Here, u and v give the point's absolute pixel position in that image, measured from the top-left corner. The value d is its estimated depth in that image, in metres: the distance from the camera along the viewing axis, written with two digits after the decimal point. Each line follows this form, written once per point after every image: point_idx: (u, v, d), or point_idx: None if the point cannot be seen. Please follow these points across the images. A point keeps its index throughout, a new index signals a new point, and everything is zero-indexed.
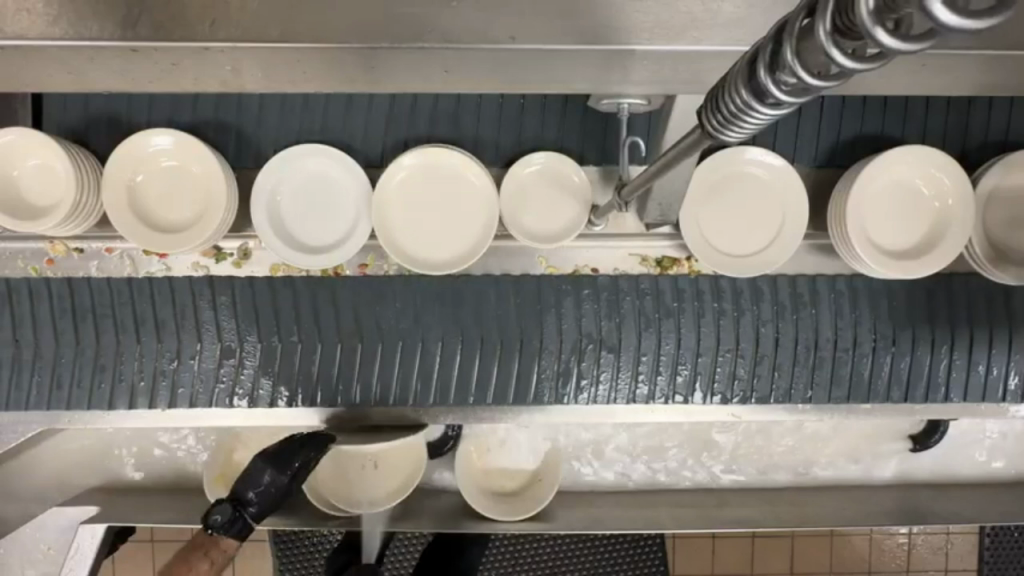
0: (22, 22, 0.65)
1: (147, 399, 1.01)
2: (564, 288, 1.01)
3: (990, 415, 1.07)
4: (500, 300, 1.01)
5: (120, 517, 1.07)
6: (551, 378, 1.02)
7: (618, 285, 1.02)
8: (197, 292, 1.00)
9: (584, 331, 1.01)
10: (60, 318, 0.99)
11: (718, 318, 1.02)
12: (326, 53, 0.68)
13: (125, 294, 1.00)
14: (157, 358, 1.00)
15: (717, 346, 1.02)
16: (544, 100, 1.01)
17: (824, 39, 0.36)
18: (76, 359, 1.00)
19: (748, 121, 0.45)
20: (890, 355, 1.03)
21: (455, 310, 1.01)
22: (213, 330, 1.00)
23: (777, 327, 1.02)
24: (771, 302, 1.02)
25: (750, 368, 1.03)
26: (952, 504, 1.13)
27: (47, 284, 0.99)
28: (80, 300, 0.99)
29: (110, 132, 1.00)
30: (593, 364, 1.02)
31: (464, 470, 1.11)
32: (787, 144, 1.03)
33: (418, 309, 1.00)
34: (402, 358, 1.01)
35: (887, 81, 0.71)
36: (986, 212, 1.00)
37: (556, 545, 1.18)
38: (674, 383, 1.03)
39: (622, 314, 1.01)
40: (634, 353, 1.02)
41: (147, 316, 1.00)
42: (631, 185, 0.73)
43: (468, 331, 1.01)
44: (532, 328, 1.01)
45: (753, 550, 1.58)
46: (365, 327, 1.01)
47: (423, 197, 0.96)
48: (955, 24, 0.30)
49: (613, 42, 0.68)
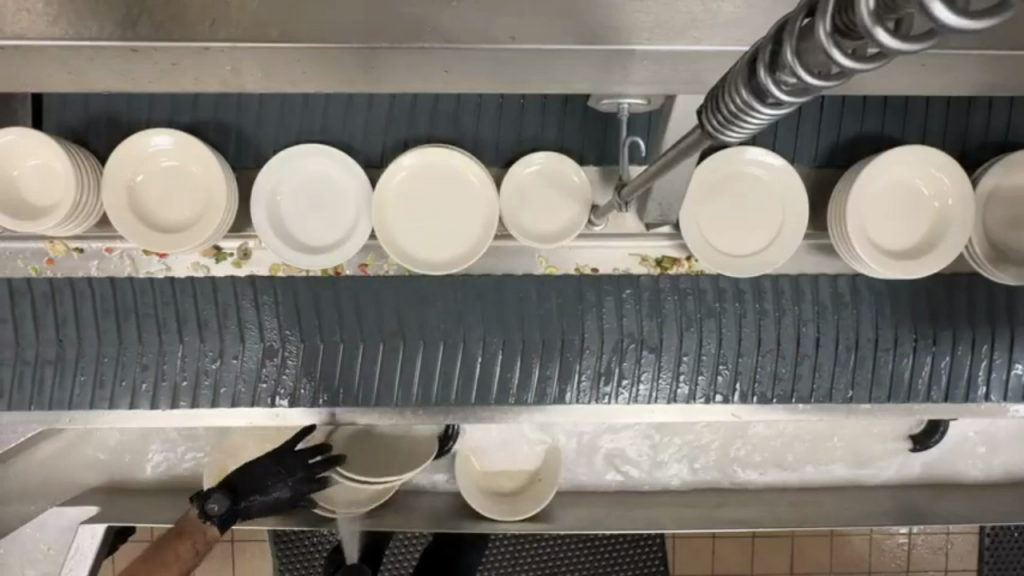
0: (21, 22, 0.65)
1: (190, 399, 1.00)
2: (606, 287, 1.01)
3: (989, 414, 1.06)
4: (543, 299, 1.00)
5: (120, 517, 1.07)
6: (593, 378, 1.02)
7: (659, 286, 1.01)
8: (240, 292, 0.99)
9: (626, 331, 1.00)
10: (103, 317, 0.99)
11: (761, 318, 1.01)
12: (326, 53, 0.68)
13: (168, 293, 0.99)
14: (199, 358, 1.00)
15: (760, 345, 1.01)
16: (545, 100, 1.01)
17: (825, 39, 0.36)
18: (120, 360, 0.99)
19: (748, 121, 0.45)
20: (930, 355, 1.03)
21: (498, 311, 1.00)
22: (256, 330, 0.99)
23: (818, 327, 1.02)
24: (812, 303, 1.02)
25: (793, 368, 1.02)
26: (952, 505, 1.14)
27: (90, 284, 0.99)
28: (125, 299, 0.99)
29: (110, 132, 1.00)
30: (634, 364, 1.01)
31: (463, 470, 1.12)
32: (787, 145, 1.03)
33: (460, 308, 1.00)
34: (443, 358, 1.00)
35: (887, 81, 0.71)
36: (986, 212, 1.00)
37: (557, 545, 1.17)
38: (715, 383, 1.02)
39: (664, 314, 1.01)
40: (676, 354, 1.01)
41: (189, 315, 0.99)
42: (632, 185, 0.72)
43: (511, 332, 1.00)
44: (574, 328, 1.00)
45: (753, 550, 1.58)
46: (407, 328, 1.00)
47: (422, 197, 0.95)
48: (959, 25, 0.30)
49: (613, 42, 0.67)
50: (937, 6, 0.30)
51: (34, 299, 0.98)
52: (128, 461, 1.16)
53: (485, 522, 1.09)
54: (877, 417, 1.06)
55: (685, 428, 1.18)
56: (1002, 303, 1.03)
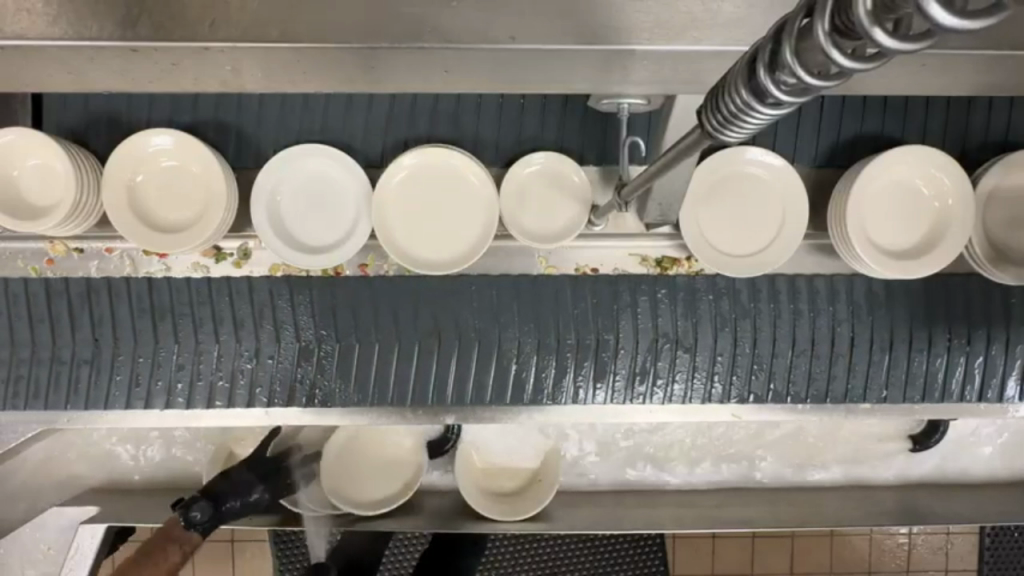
0: (22, 22, 0.65)
1: (226, 399, 1.01)
2: (640, 287, 1.01)
3: (989, 415, 1.06)
4: (579, 299, 1.01)
5: (121, 517, 1.07)
6: (628, 378, 1.02)
7: (695, 285, 1.01)
8: (277, 293, 0.99)
9: (660, 330, 1.01)
10: (139, 317, 0.99)
11: (794, 318, 1.02)
12: (327, 54, 0.68)
13: (205, 293, 0.99)
14: (235, 358, 1.00)
15: (794, 345, 1.02)
16: (545, 100, 1.01)
17: (823, 38, 0.36)
18: (156, 360, 1.00)
19: (748, 121, 0.45)
20: (965, 354, 1.04)
21: (535, 311, 1.01)
22: (292, 329, 1.00)
23: (852, 327, 1.02)
24: (847, 303, 1.02)
25: (827, 369, 1.03)
26: (952, 505, 1.14)
27: (126, 284, 0.99)
28: (162, 298, 0.99)
29: (110, 132, 1.00)
30: (669, 364, 1.02)
31: (463, 470, 1.11)
32: (787, 145, 1.03)
33: (496, 309, 1.00)
34: (479, 359, 1.01)
35: (887, 81, 0.72)
36: (986, 213, 1.00)
37: (557, 545, 1.17)
38: (749, 383, 1.03)
39: (699, 314, 1.01)
40: (711, 354, 1.01)
41: (226, 316, 1.00)
42: (631, 185, 0.72)
43: (547, 332, 1.00)
44: (609, 328, 1.01)
45: (753, 550, 1.58)
46: (444, 327, 1.00)
47: (421, 197, 0.95)
48: (957, 25, 0.30)
49: (613, 42, 0.67)
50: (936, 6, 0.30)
51: (71, 299, 0.99)
52: (128, 461, 1.16)
53: (484, 522, 1.09)
54: (877, 416, 1.06)
55: (687, 428, 1.18)
56: (1004, 301, 1.03)
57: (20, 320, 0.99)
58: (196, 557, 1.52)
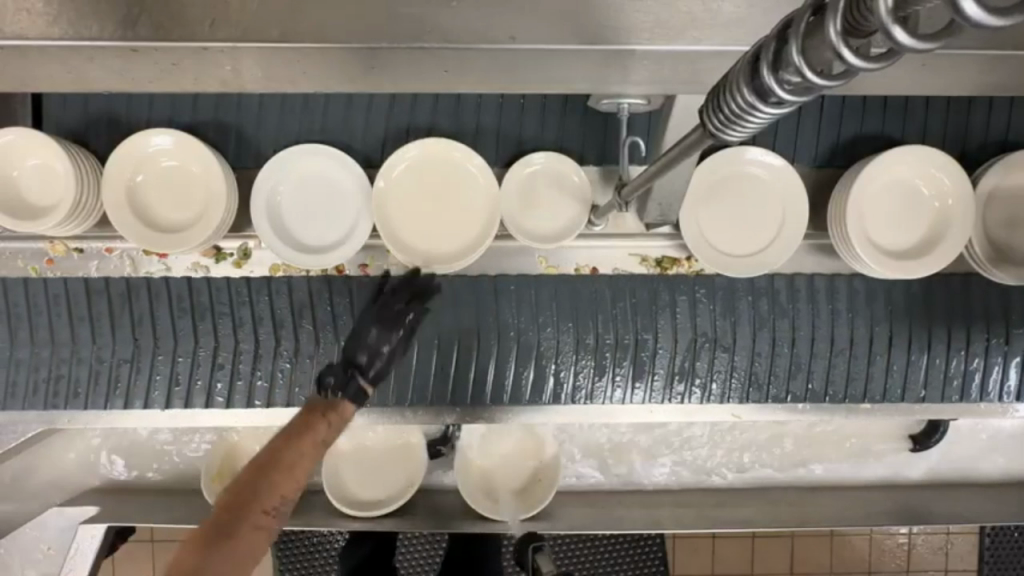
0: (21, 22, 0.65)
1: (266, 399, 1.01)
2: (680, 286, 1.01)
3: (989, 415, 1.06)
4: (618, 298, 1.01)
5: (120, 517, 1.07)
6: (666, 378, 1.02)
7: (735, 285, 1.01)
8: (316, 292, 0.99)
9: (700, 330, 1.01)
10: (180, 318, 0.99)
11: (834, 317, 1.02)
12: (327, 53, 0.68)
13: (245, 293, 0.99)
14: (275, 357, 1.00)
15: (833, 344, 1.02)
16: (545, 100, 1.01)
17: (834, 37, 0.36)
18: (196, 360, 1.00)
19: (749, 120, 0.45)
20: (1003, 353, 1.03)
21: (574, 309, 1.01)
22: (332, 329, 1.00)
23: (891, 327, 1.02)
24: (885, 303, 1.02)
25: (866, 368, 1.03)
26: (952, 505, 1.13)
27: (167, 283, 0.99)
28: (202, 297, 0.99)
29: (110, 133, 1.00)
30: (708, 364, 1.01)
31: (462, 471, 1.11)
32: (786, 145, 1.03)
33: (535, 308, 1.00)
34: (518, 359, 1.01)
35: (889, 81, 0.71)
36: (986, 212, 1.00)
37: (557, 545, 1.17)
38: (788, 383, 1.03)
39: (738, 313, 1.01)
40: (750, 354, 1.01)
41: (265, 316, 1.00)
42: (632, 185, 0.72)
43: (586, 331, 1.00)
44: (648, 328, 1.01)
45: (753, 549, 1.58)
46: (484, 326, 1.00)
47: (421, 196, 0.95)
48: (983, 21, 0.31)
49: (613, 42, 0.68)
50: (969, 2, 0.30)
51: (111, 298, 0.99)
52: (129, 461, 1.16)
53: (483, 521, 1.08)
54: (878, 416, 1.06)
55: (688, 427, 1.18)
56: (1005, 301, 1.03)
57: (60, 319, 0.99)
58: None
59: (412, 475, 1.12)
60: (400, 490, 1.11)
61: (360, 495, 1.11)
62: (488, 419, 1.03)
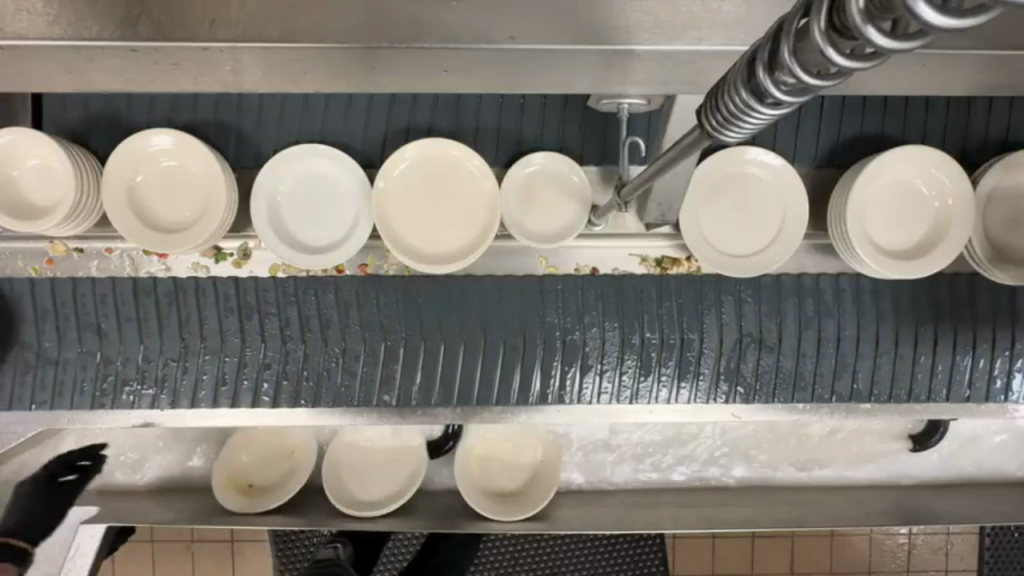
0: (21, 22, 0.65)
1: (312, 399, 1.00)
2: (726, 287, 1.01)
3: (989, 415, 1.06)
4: (663, 298, 1.00)
5: (118, 518, 1.07)
6: (711, 378, 1.01)
7: (780, 285, 1.01)
8: (363, 292, 0.99)
9: (744, 329, 1.01)
10: (226, 317, 0.99)
11: (878, 318, 1.02)
12: (326, 52, 0.68)
13: (291, 293, 0.99)
14: (322, 358, 1.00)
15: (877, 347, 1.02)
16: (545, 100, 1.01)
17: (819, 39, 0.35)
18: (243, 359, 0.99)
19: (748, 121, 0.45)
20: None
21: (620, 308, 1.00)
22: (378, 329, 1.00)
23: (935, 327, 1.02)
24: (930, 303, 1.02)
25: (911, 369, 1.03)
26: (952, 505, 1.12)
27: (214, 284, 0.99)
28: (248, 297, 0.99)
29: (110, 133, 1.00)
30: (754, 365, 1.01)
31: (462, 470, 1.11)
32: (786, 145, 1.03)
33: (582, 307, 1.00)
34: (564, 359, 1.00)
35: (888, 79, 0.71)
36: (987, 212, 1.00)
37: (557, 545, 1.16)
38: (833, 383, 1.02)
39: (782, 313, 1.01)
40: (794, 355, 1.01)
41: (312, 317, 0.99)
42: (632, 185, 0.72)
43: (632, 331, 1.00)
44: (694, 328, 1.00)
45: (753, 549, 1.58)
46: (529, 327, 1.00)
47: (420, 195, 0.95)
48: (938, 23, 0.29)
49: (613, 42, 0.67)
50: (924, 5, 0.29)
51: (159, 299, 0.98)
52: (130, 461, 1.17)
53: (482, 521, 1.08)
54: (876, 417, 1.05)
55: (687, 427, 1.18)
56: (1006, 300, 1.03)
57: (109, 319, 0.98)
58: (195, 556, 1.52)
59: (412, 473, 1.13)
60: (399, 492, 1.11)
61: (361, 497, 1.11)
62: (488, 418, 1.03)
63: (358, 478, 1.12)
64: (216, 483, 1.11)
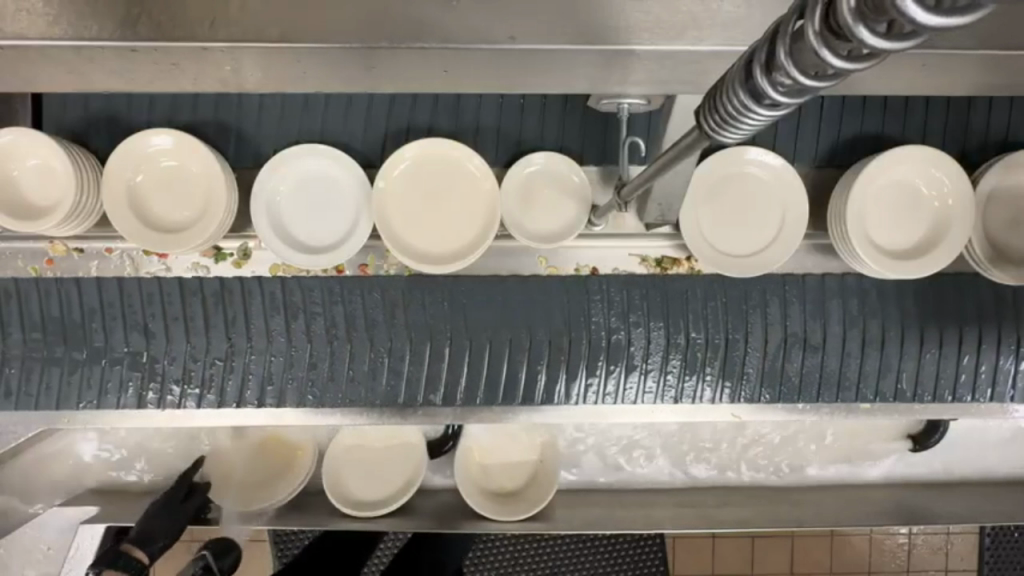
0: (21, 22, 0.65)
1: (354, 399, 1.00)
2: (769, 287, 1.01)
3: (989, 414, 1.05)
4: (708, 299, 1.00)
5: (117, 517, 1.07)
6: (756, 378, 1.01)
7: (825, 285, 1.01)
8: (409, 292, 0.99)
9: (790, 330, 1.00)
10: (272, 317, 0.99)
11: (920, 318, 1.02)
12: (326, 53, 0.68)
13: (337, 293, 0.99)
14: (368, 358, 0.99)
15: (920, 347, 1.02)
16: (544, 100, 1.01)
17: (813, 39, 0.35)
18: (290, 358, 0.99)
19: (745, 121, 0.45)
20: None
21: (665, 307, 1.00)
22: (423, 329, 0.99)
23: (980, 328, 1.02)
24: (975, 303, 1.02)
25: (954, 369, 1.02)
26: (952, 505, 1.12)
27: (260, 284, 0.99)
28: (295, 297, 0.99)
29: (110, 133, 1.00)
30: (799, 365, 1.01)
31: (463, 469, 1.10)
32: (785, 145, 1.03)
33: (627, 307, 1.00)
34: (608, 359, 1.00)
35: (885, 78, 0.71)
36: (987, 213, 1.00)
37: (557, 545, 1.17)
38: (878, 383, 1.02)
39: (827, 313, 1.01)
40: (839, 355, 1.01)
41: (358, 316, 0.99)
42: (631, 185, 0.72)
43: (677, 331, 1.00)
44: (738, 328, 1.00)
45: (753, 549, 1.58)
46: (574, 326, 0.99)
47: (418, 195, 0.95)
48: (926, 21, 0.29)
49: (613, 42, 0.67)
50: (913, 3, 0.29)
51: (205, 300, 0.98)
52: (131, 461, 1.17)
53: (482, 521, 1.08)
54: (877, 417, 1.05)
55: (687, 428, 1.18)
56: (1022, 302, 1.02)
57: (155, 318, 0.98)
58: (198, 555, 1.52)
59: (412, 475, 1.13)
60: (398, 492, 1.11)
61: (363, 496, 1.11)
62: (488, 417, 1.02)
63: (357, 477, 1.12)
64: (214, 497, 1.11)
